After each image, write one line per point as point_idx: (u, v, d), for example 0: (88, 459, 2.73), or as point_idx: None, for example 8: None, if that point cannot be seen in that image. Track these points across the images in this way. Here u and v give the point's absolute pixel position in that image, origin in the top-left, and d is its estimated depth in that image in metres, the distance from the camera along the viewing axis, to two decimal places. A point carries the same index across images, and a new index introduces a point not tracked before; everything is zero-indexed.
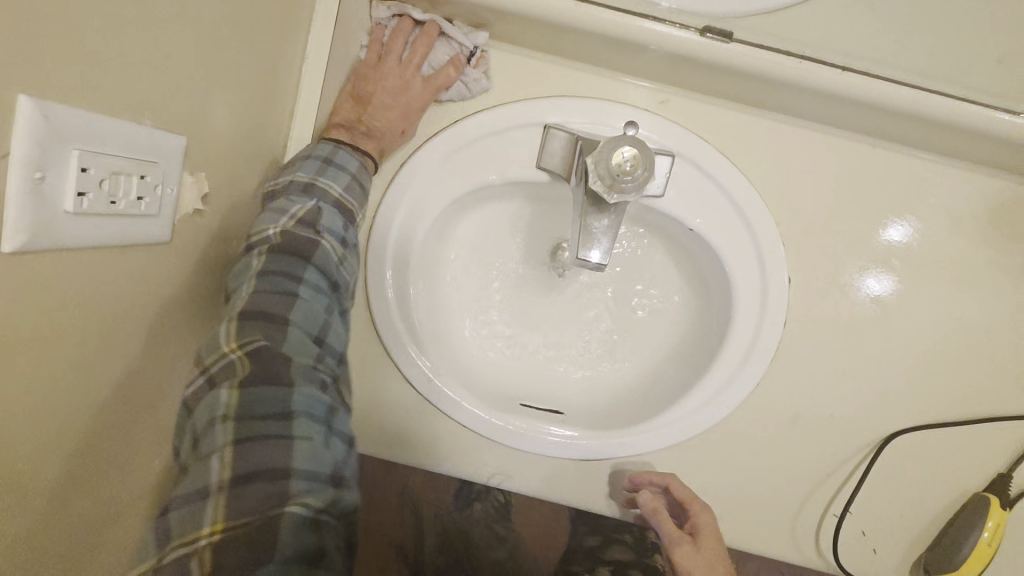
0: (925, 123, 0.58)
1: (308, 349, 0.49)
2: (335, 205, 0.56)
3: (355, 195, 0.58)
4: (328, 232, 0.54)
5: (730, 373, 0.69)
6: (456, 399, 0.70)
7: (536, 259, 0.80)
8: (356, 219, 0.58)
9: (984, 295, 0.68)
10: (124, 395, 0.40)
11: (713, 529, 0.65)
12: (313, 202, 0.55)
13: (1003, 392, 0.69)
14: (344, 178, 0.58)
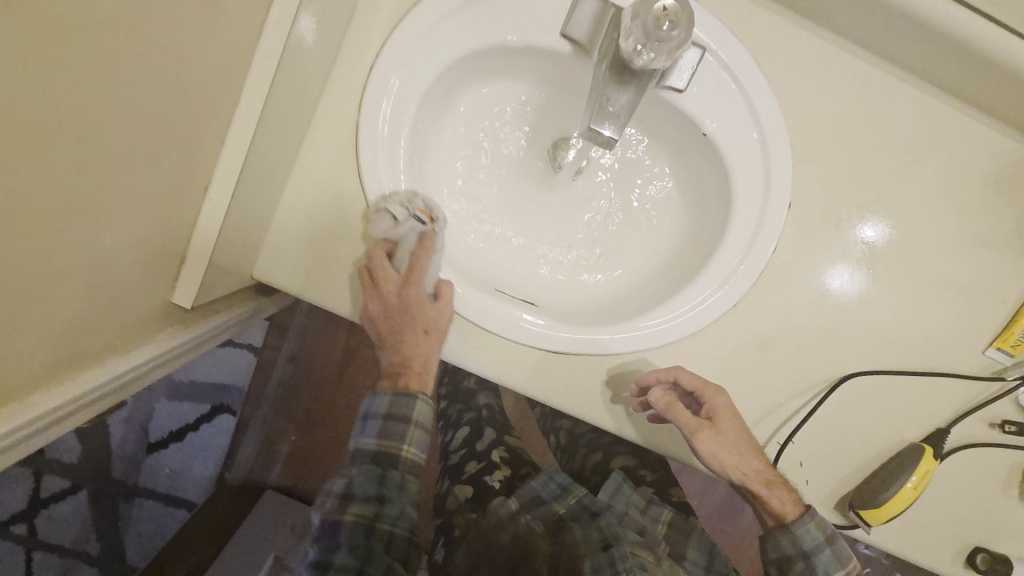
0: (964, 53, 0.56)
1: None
2: (369, 457, 0.69)
3: (388, 437, 0.69)
4: (359, 501, 0.66)
5: (714, 288, 0.68)
6: (433, 266, 0.67)
7: (538, 151, 0.77)
8: (397, 460, 0.69)
9: (970, 252, 0.68)
10: (93, 140, 0.37)
11: (729, 407, 0.69)
12: (354, 471, 0.69)
13: (963, 349, 0.70)
14: (377, 424, 0.70)
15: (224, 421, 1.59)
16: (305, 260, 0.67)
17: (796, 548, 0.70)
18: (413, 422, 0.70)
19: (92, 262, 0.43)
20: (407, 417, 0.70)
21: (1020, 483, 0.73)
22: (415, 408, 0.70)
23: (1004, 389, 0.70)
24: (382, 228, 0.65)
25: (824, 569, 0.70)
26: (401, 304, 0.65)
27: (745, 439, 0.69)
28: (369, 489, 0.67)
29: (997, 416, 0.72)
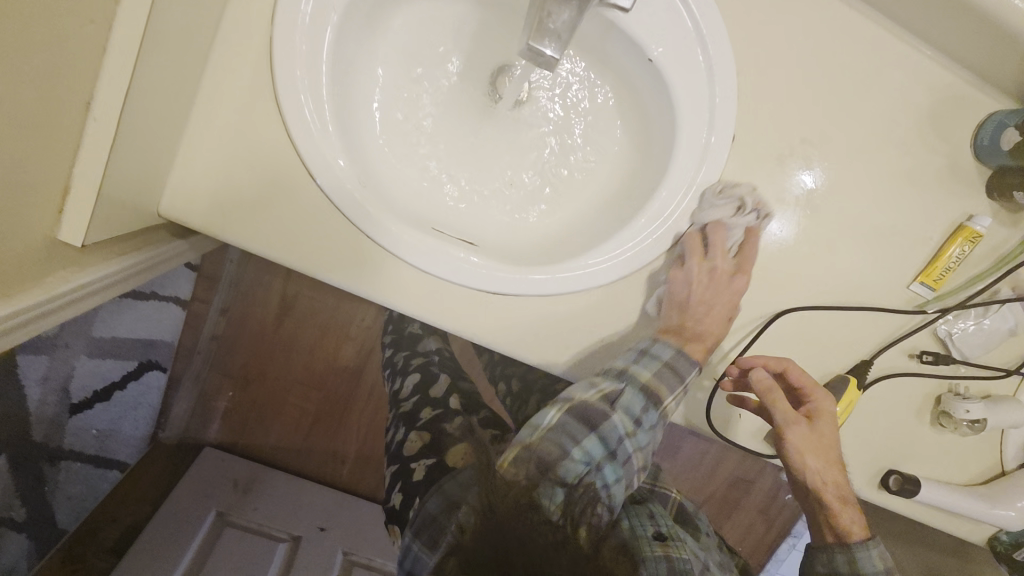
0: None
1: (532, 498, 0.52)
2: (630, 415, 0.64)
3: (663, 383, 0.64)
4: (596, 437, 0.61)
5: (658, 223, 0.67)
6: (365, 200, 0.62)
7: (476, 77, 0.71)
8: (656, 405, 0.64)
9: (903, 187, 0.69)
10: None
11: (831, 411, 0.69)
12: (607, 411, 0.63)
13: (891, 283, 0.73)
14: (655, 365, 0.65)
15: (154, 378, 1.50)
16: (217, 195, 0.61)
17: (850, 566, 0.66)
18: (682, 387, 0.65)
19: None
20: (609, 397, 0.63)
21: (931, 410, 0.78)
22: (688, 374, 0.65)
23: (926, 321, 0.73)
24: (727, 217, 0.65)
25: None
26: (732, 299, 0.67)
27: (832, 444, 0.68)
28: (596, 453, 0.60)
29: (916, 347, 0.75)
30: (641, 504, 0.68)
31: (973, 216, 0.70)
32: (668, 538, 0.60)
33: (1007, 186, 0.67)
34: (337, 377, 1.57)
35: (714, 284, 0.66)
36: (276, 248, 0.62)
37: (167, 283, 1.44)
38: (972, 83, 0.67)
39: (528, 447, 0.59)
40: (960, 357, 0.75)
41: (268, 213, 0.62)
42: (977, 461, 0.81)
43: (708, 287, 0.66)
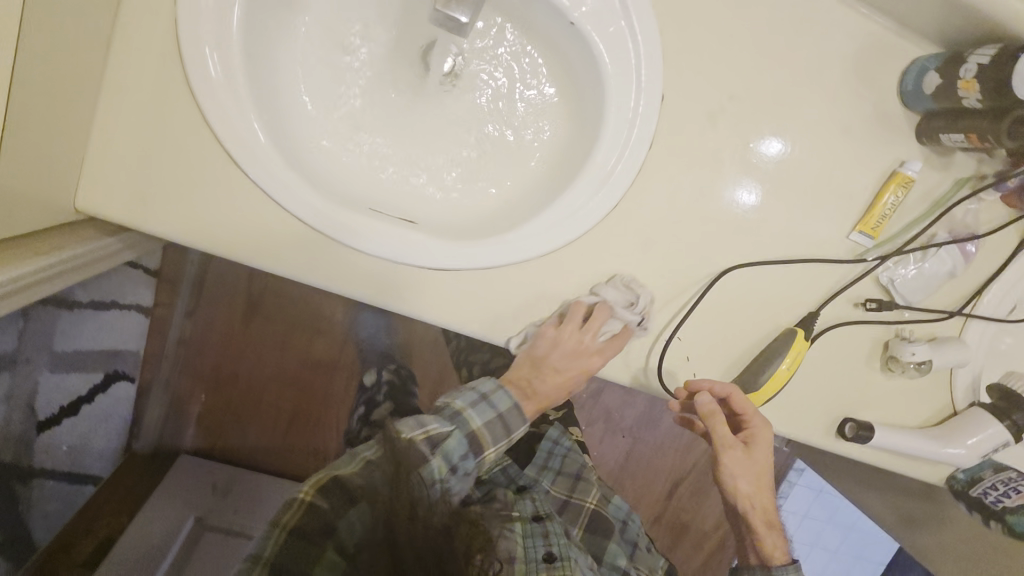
0: None
1: (348, 535, 0.56)
2: (466, 434, 0.66)
3: (489, 432, 0.68)
4: (443, 453, 0.63)
5: (594, 189, 0.67)
6: (293, 183, 0.60)
7: (404, 54, 0.70)
8: (479, 452, 0.67)
9: (833, 137, 0.70)
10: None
11: (767, 440, 0.75)
12: (450, 427, 0.66)
13: (829, 235, 0.73)
14: (490, 414, 0.69)
15: (122, 391, 1.46)
16: (137, 186, 0.59)
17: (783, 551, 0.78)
18: (510, 438, 0.70)
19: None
20: (433, 438, 0.64)
21: (880, 356, 0.79)
22: (517, 429, 0.70)
23: (865, 269, 0.74)
24: (617, 307, 0.68)
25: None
26: (579, 369, 0.69)
27: (766, 479, 0.78)
28: (454, 457, 0.64)
29: (860, 296, 0.76)
30: (539, 519, 0.81)
31: (904, 163, 0.71)
32: (556, 560, 0.75)
33: (933, 131, 0.68)
34: (310, 373, 1.57)
35: (577, 347, 0.68)
36: (204, 238, 0.61)
37: (128, 290, 1.41)
38: (896, 30, 0.67)
39: (346, 469, 0.60)
40: (902, 302, 0.76)
41: (191, 202, 0.60)
42: (929, 404, 0.83)
43: (574, 348, 0.68)
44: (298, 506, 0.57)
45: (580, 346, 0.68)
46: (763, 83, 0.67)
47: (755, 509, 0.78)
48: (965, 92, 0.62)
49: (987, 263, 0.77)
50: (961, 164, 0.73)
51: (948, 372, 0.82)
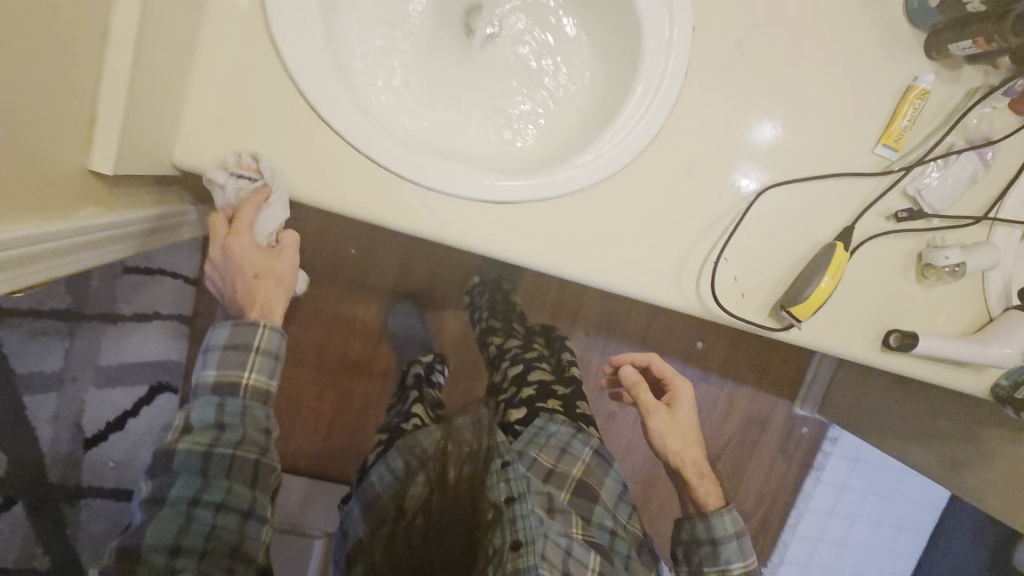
0: None
1: (166, 538, 0.65)
2: (211, 390, 0.72)
3: (228, 366, 0.72)
4: (196, 422, 0.70)
5: (637, 119, 0.72)
6: (366, 127, 0.66)
7: (451, 17, 0.77)
8: (237, 388, 0.73)
9: (849, 60, 0.76)
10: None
11: (688, 398, 0.94)
12: (193, 400, 0.72)
13: (855, 151, 0.79)
14: (218, 355, 0.73)
15: (167, 401, 1.53)
16: (227, 139, 0.65)
17: (710, 534, 0.88)
18: (257, 354, 0.73)
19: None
20: (181, 427, 0.70)
21: (916, 266, 0.84)
22: (249, 338, 0.73)
23: (892, 181, 0.80)
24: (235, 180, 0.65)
25: (727, 560, 0.88)
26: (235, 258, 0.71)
27: (692, 434, 0.93)
28: (210, 414, 0.71)
29: (891, 208, 0.81)
30: (512, 501, 0.86)
31: (918, 77, 0.77)
32: (522, 546, 0.81)
33: (942, 43, 0.74)
34: (347, 375, 1.59)
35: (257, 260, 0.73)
36: (290, 186, 0.67)
37: (169, 301, 1.49)
38: None
39: (164, 447, 0.67)
40: (930, 210, 0.80)
41: (276, 152, 0.66)
42: (966, 311, 0.87)
43: (246, 265, 0.72)
44: (178, 514, 0.66)
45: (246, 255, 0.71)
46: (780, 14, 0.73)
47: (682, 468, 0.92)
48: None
49: (1003, 168, 0.82)
50: (969, 76, 0.79)
51: (980, 279, 0.86)
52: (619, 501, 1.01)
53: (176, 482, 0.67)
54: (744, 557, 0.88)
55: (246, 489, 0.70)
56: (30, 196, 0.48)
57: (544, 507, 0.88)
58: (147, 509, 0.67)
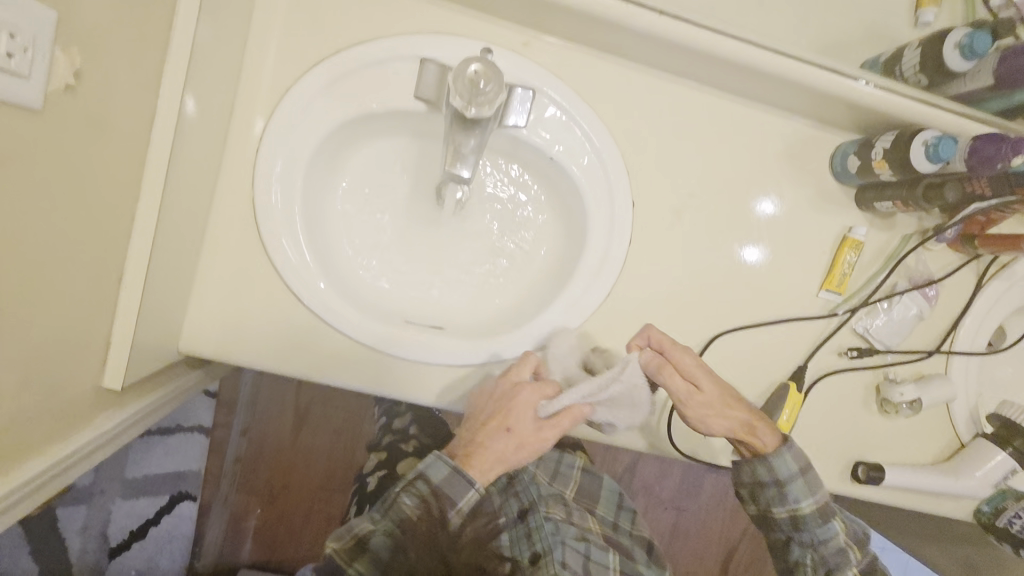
0: (720, 62, 0.73)
1: None
2: (397, 525, 0.64)
3: (425, 513, 0.64)
4: (365, 562, 0.60)
5: (587, 283, 0.80)
6: (341, 308, 0.75)
7: (422, 191, 0.85)
8: (417, 539, 0.63)
9: (786, 214, 0.83)
10: (17, 251, 0.46)
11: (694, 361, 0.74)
12: (379, 523, 0.64)
13: (800, 297, 0.84)
14: (422, 493, 0.66)
15: (186, 509, 1.55)
16: (225, 329, 0.74)
17: (773, 474, 0.79)
18: (459, 506, 0.65)
19: (29, 352, 0.51)
20: (360, 538, 0.62)
21: (876, 398, 0.87)
22: (464, 495, 0.66)
23: (839, 322, 0.84)
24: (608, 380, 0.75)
25: (794, 498, 0.79)
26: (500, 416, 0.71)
27: (731, 398, 0.76)
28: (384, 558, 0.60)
29: (843, 345, 0.85)
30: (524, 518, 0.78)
31: (851, 228, 0.83)
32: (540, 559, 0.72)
33: (867, 200, 0.81)
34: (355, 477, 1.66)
35: (505, 417, 0.70)
36: (280, 363, 0.76)
37: (190, 414, 1.55)
38: (820, 126, 0.82)
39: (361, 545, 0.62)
40: (883, 346, 0.84)
41: (268, 336, 0.75)
42: (935, 439, 0.89)
43: (502, 411, 0.71)
44: None
45: (507, 409, 0.70)
46: (716, 178, 0.81)
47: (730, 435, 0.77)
48: (880, 170, 0.75)
49: (950, 303, 0.86)
50: (904, 223, 0.84)
51: (945, 408, 0.88)
52: (618, 510, 0.90)
53: None
54: (812, 491, 0.79)
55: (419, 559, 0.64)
56: (48, 425, 0.56)
57: (554, 516, 0.79)
58: None
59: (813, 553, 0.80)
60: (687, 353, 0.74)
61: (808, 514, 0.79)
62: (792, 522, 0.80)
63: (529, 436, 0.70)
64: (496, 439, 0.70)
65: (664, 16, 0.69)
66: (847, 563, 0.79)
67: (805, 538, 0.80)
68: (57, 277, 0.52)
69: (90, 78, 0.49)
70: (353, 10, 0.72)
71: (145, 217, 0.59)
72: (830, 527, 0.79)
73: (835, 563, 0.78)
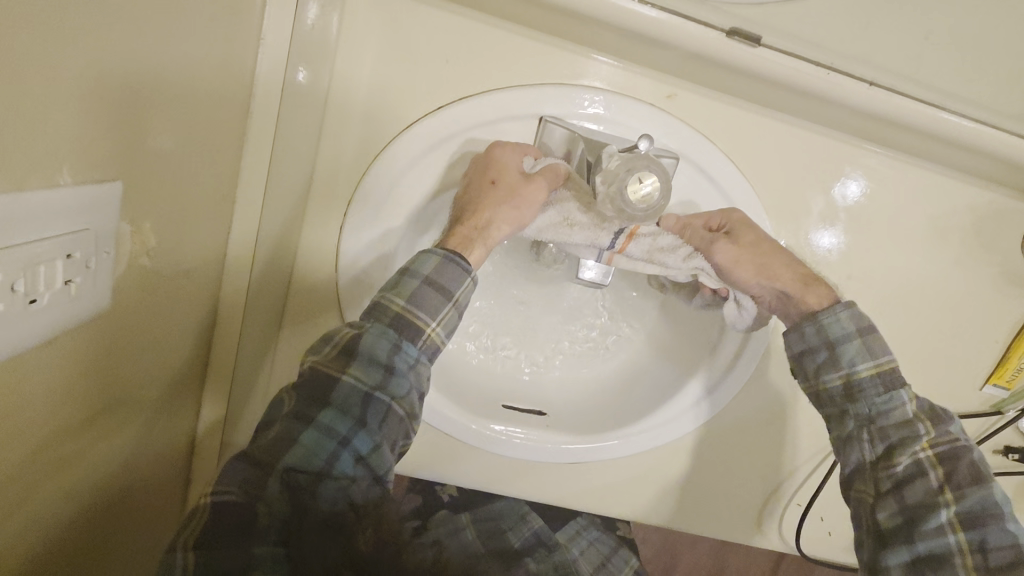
0: (920, 131, 0.58)
1: (321, 448, 0.43)
2: (389, 323, 0.48)
3: (421, 309, 0.48)
4: (362, 364, 0.46)
5: (711, 384, 0.70)
6: (435, 401, 0.66)
7: (519, 252, 0.71)
8: (419, 336, 0.48)
9: (961, 298, 0.69)
10: (96, 463, 0.37)
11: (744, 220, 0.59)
12: (365, 325, 0.48)
13: (962, 392, 0.72)
14: (434, 259, 0.50)
15: None
16: None
17: (820, 337, 0.55)
18: (453, 302, 0.49)
19: (115, 545, 0.43)
20: (392, 321, 0.48)
21: None
22: (463, 285, 0.50)
23: (1009, 423, 0.72)
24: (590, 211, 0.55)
25: (848, 361, 0.53)
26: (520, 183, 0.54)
27: (773, 247, 0.58)
28: (383, 348, 0.47)
29: (1001, 443, 0.74)
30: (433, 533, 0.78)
31: None
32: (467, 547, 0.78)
33: None
34: None
35: (507, 192, 0.53)
36: None
37: None
38: (1013, 195, 0.67)
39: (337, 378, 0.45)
40: None
41: None
42: None
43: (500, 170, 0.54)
44: (276, 424, 0.43)
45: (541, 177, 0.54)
46: (885, 263, 0.67)
47: (766, 285, 0.57)
48: None
49: None
50: None
51: None
52: None
53: (327, 408, 0.44)
54: (876, 355, 0.53)
55: (388, 454, 0.45)
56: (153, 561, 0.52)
57: None
58: (323, 348, 0.47)
59: (875, 442, 0.52)
60: (751, 230, 0.58)
61: (865, 378, 0.53)
62: (848, 390, 0.54)
63: (504, 181, 0.54)
64: (515, 218, 0.53)
65: (875, 85, 0.55)
66: (916, 437, 0.50)
67: (864, 408, 0.53)
68: (152, 431, 0.45)
69: (162, 232, 0.37)
70: (461, 57, 0.57)
71: (228, 314, 0.56)
72: (900, 397, 0.52)
73: (902, 441, 0.51)
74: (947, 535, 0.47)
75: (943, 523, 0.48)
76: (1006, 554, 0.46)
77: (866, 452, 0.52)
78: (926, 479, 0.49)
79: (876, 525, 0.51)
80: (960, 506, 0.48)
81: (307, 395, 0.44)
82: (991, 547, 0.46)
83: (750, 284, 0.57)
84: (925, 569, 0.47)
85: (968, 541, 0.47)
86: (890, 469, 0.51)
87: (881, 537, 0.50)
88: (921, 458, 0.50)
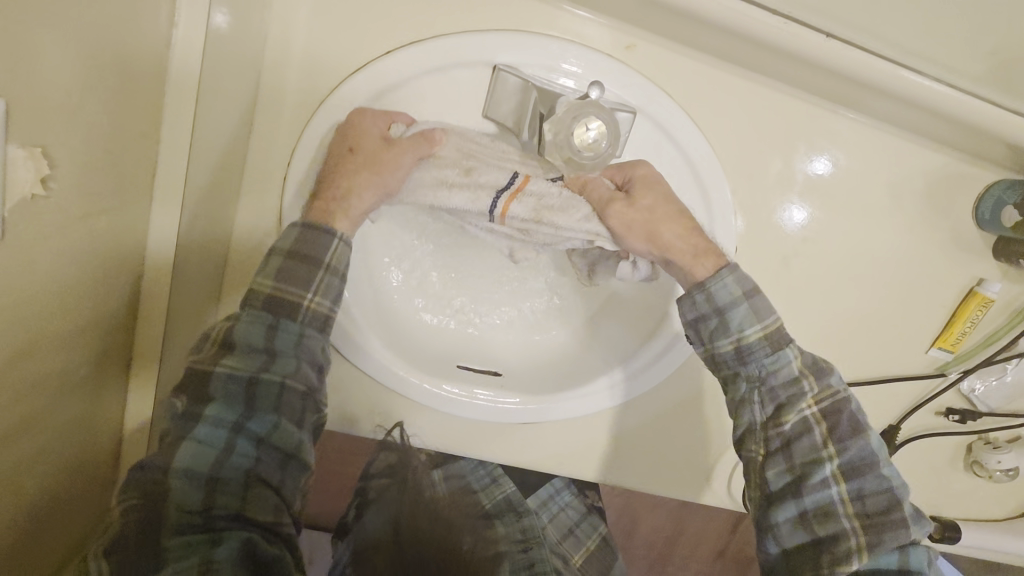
0: (876, 88, 0.57)
1: (209, 446, 0.44)
2: (263, 306, 0.48)
3: (289, 282, 0.49)
4: (237, 353, 0.47)
5: (665, 347, 0.70)
6: (387, 362, 0.65)
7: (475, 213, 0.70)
8: (295, 311, 0.49)
9: (912, 262, 0.70)
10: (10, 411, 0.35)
11: (650, 177, 0.55)
12: (238, 312, 0.48)
13: (908, 354, 0.74)
14: (295, 232, 0.50)
15: None
16: None
17: (709, 304, 0.53)
18: (324, 267, 0.49)
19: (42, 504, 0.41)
20: (264, 299, 0.48)
21: (964, 458, 0.80)
22: (333, 250, 0.50)
23: (950, 384, 0.74)
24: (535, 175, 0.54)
25: (739, 326, 0.52)
26: (375, 144, 0.52)
27: (665, 214, 0.54)
28: (254, 330, 0.48)
29: (942, 405, 0.77)
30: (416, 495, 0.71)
31: (984, 280, 0.71)
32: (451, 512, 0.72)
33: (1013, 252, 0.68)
34: None
35: (369, 160, 0.51)
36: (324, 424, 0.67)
37: None
38: (965, 159, 0.68)
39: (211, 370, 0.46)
40: (984, 408, 0.76)
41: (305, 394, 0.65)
42: (1015, 497, 0.83)
43: (380, 138, 0.52)
44: (169, 422, 0.44)
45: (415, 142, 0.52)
46: (839, 225, 0.68)
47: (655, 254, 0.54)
48: None
49: None
50: None
51: None
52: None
53: (209, 401, 0.45)
54: (762, 317, 0.52)
55: (293, 427, 0.47)
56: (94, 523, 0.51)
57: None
58: (204, 342, 0.47)
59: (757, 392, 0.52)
60: (653, 189, 0.54)
61: (755, 343, 0.52)
62: (738, 355, 0.53)
63: (370, 148, 0.51)
64: (377, 181, 0.51)
65: (831, 38, 0.54)
66: (800, 395, 0.51)
67: (755, 369, 0.52)
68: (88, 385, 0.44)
69: (65, 163, 0.34)
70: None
71: None
72: (785, 356, 0.52)
73: (789, 399, 0.51)
74: (829, 487, 0.49)
75: (828, 475, 0.49)
76: (880, 497, 0.49)
77: (757, 414, 0.52)
78: (810, 436, 0.50)
79: (766, 486, 0.52)
80: (842, 459, 0.50)
81: (189, 391, 0.45)
82: (867, 492, 0.49)
83: (647, 257, 0.55)
84: (812, 521, 0.49)
85: (848, 491, 0.49)
86: (778, 430, 0.51)
87: (768, 498, 0.51)
88: (816, 433, 0.50)
